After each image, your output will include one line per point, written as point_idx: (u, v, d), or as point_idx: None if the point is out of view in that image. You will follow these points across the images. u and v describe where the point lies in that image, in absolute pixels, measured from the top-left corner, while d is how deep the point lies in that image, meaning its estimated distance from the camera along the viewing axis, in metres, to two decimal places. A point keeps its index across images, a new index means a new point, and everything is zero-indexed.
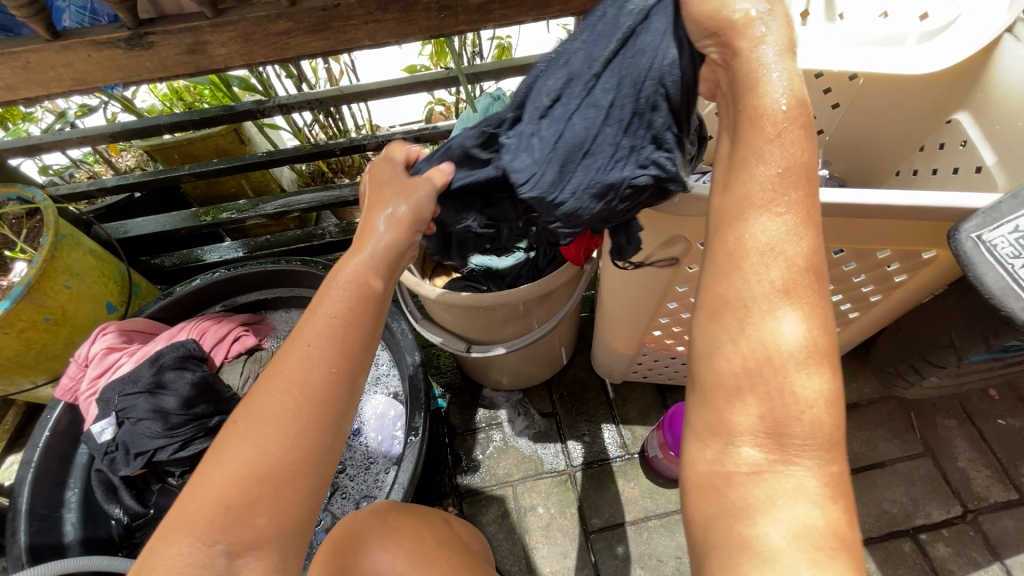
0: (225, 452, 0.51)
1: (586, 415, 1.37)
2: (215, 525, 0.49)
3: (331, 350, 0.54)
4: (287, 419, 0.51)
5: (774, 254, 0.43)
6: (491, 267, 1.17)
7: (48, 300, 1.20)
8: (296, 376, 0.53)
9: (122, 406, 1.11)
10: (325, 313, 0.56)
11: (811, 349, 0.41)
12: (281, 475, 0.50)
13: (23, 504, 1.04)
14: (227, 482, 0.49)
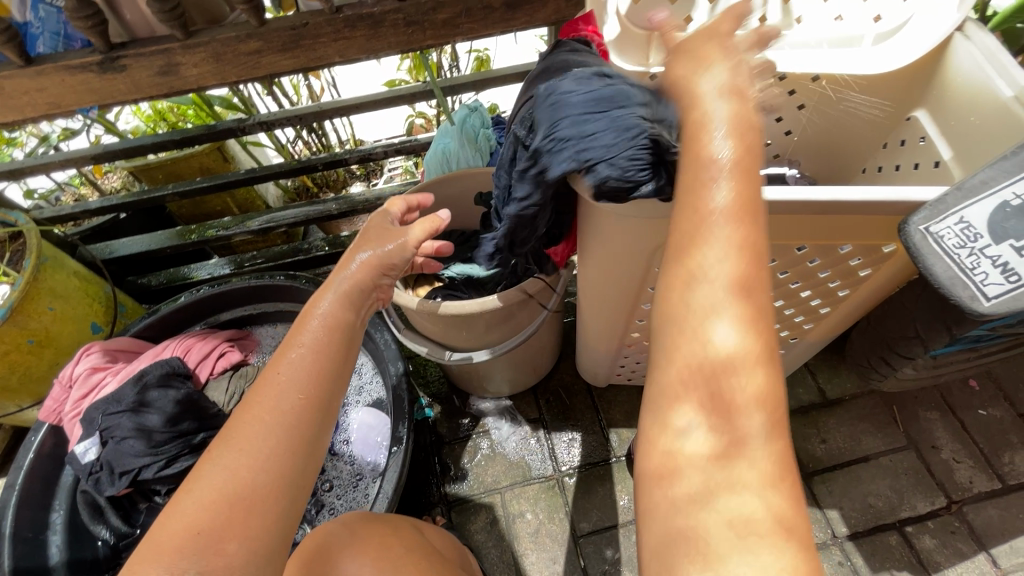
0: (197, 480, 0.53)
1: (572, 420, 1.38)
2: (186, 553, 0.49)
3: (301, 380, 0.59)
4: (259, 442, 0.54)
5: (714, 268, 0.44)
6: (472, 275, 1.21)
7: (32, 322, 1.21)
8: (270, 402, 0.57)
9: (105, 426, 1.10)
10: (301, 344, 0.62)
11: (747, 355, 0.43)
12: (251, 497, 0.52)
13: (7, 527, 1.04)
14: (199, 508, 0.51)
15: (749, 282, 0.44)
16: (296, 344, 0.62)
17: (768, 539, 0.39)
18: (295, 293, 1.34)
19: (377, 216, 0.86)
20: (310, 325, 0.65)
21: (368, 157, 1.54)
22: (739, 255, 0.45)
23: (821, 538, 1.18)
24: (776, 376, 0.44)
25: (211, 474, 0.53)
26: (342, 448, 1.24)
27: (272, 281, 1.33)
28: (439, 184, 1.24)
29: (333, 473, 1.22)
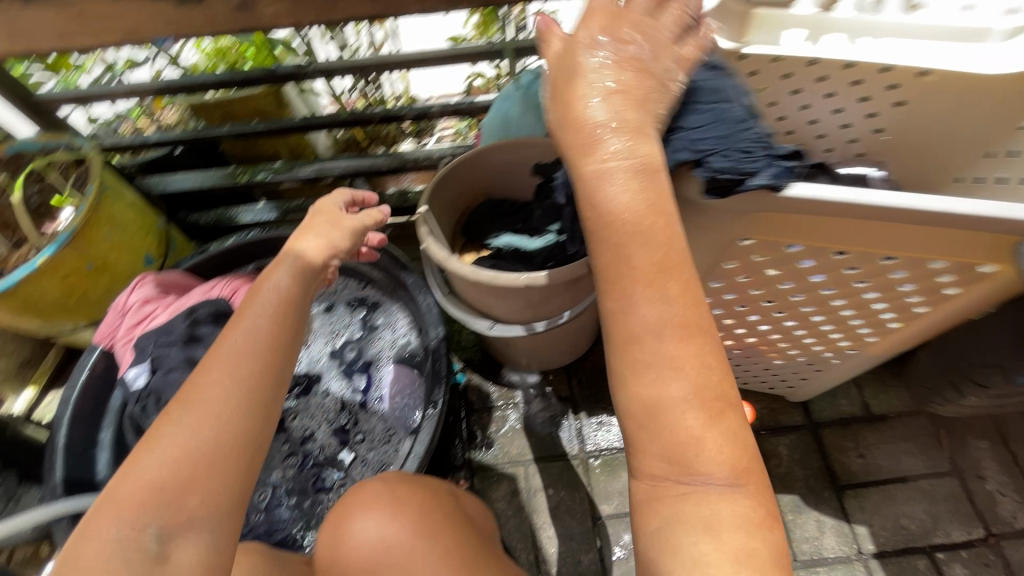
0: (153, 441, 0.56)
1: (603, 403, 1.36)
2: (148, 508, 0.53)
3: (254, 349, 0.63)
4: (212, 405, 0.57)
5: (652, 312, 0.51)
6: (520, 247, 1.21)
7: (91, 248, 1.24)
8: (225, 367, 0.61)
9: (158, 354, 1.15)
10: (256, 318, 0.66)
11: (689, 386, 0.50)
12: (209, 455, 0.56)
13: (60, 439, 1.10)
14: (163, 467, 0.54)
15: (678, 320, 0.51)
16: (250, 314, 0.67)
17: (742, 542, 0.46)
18: None
19: (323, 200, 0.95)
20: (263, 298, 0.70)
21: (424, 116, 1.50)
22: (656, 287, 0.52)
23: (845, 551, 1.16)
24: (722, 399, 0.50)
25: (169, 433, 0.56)
26: (375, 402, 1.26)
27: None
28: (495, 150, 1.21)
29: (366, 426, 1.24)
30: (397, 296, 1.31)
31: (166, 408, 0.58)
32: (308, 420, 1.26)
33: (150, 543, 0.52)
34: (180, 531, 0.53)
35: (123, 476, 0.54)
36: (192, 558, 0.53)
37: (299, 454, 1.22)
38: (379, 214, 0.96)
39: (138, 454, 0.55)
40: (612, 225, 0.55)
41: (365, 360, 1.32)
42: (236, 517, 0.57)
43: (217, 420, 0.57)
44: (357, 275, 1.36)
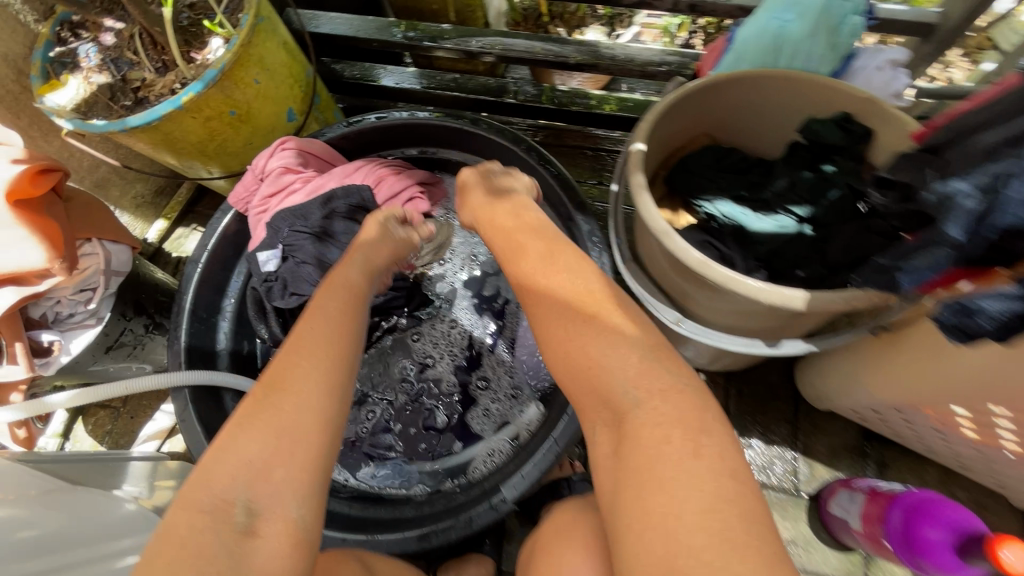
0: (244, 420, 0.62)
1: (761, 425, 1.11)
2: (236, 479, 0.57)
3: (332, 335, 0.71)
4: (287, 371, 0.65)
5: (639, 393, 0.59)
6: (743, 225, 0.91)
7: (237, 93, 1.08)
8: (304, 344, 0.69)
9: (290, 241, 1.06)
10: (332, 305, 0.76)
11: (674, 442, 0.54)
12: (285, 430, 0.61)
13: (187, 303, 1.03)
14: (253, 438, 0.60)
15: (660, 399, 0.58)
16: (325, 308, 0.75)
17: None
18: (506, 154, 1.11)
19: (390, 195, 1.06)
20: (341, 287, 0.82)
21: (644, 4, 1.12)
22: (638, 375, 0.60)
23: None
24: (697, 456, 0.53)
25: (254, 413, 0.62)
26: (505, 348, 1.11)
27: (485, 135, 1.09)
28: (743, 80, 0.89)
29: (490, 373, 1.10)
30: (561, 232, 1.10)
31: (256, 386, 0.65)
32: (431, 347, 1.13)
33: (238, 517, 0.55)
34: (261, 498, 0.57)
35: (220, 457, 0.59)
36: (277, 527, 0.56)
37: (416, 381, 1.11)
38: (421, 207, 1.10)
39: (230, 439, 0.61)
40: (597, 327, 0.65)
41: (503, 298, 1.15)
42: (311, 493, 0.60)
43: (298, 395, 0.63)
44: None
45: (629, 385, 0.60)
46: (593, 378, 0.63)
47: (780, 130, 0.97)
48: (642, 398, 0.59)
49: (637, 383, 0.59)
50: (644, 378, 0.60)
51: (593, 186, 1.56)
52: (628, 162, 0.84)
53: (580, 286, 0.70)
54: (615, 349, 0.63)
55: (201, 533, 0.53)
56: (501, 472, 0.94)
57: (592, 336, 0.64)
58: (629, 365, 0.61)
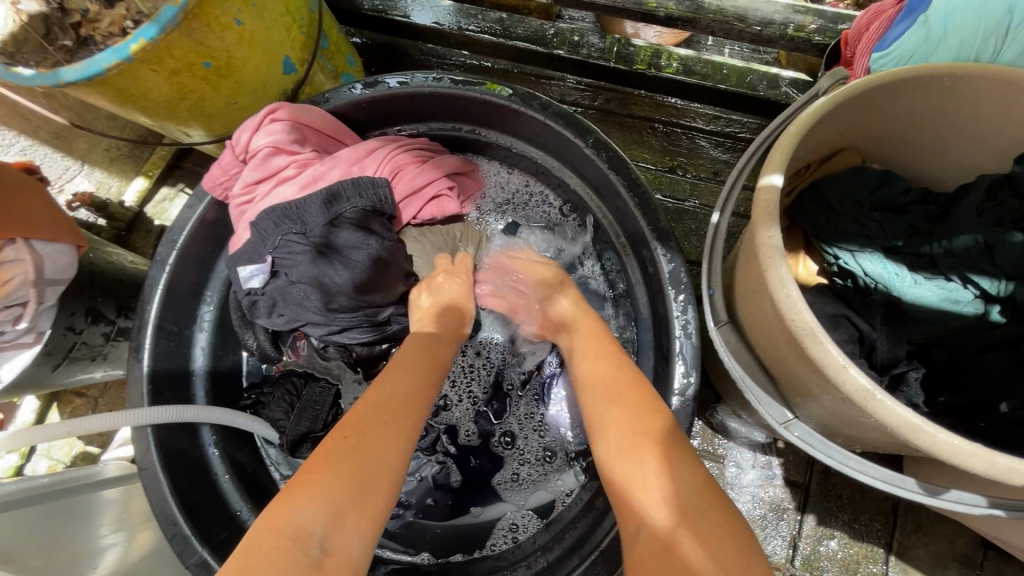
0: (333, 455, 0.54)
1: (848, 513, 0.90)
2: (328, 509, 0.50)
3: (420, 391, 0.67)
4: (385, 425, 0.59)
5: (676, 476, 0.52)
6: (890, 288, 0.66)
7: (211, 37, 0.80)
8: (406, 401, 0.64)
9: (282, 251, 0.82)
10: (418, 358, 0.72)
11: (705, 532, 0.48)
12: (369, 485, 0.53)
13: (150, 316, 0.81)
14: (344, 474, 0.52)
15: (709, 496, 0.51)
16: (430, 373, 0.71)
17: None
18: (563, 146, 0.83)
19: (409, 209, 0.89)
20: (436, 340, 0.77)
21: None
22: (679, 462, 0.54)
23: None
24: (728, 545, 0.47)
25: (345, 457, 0.54)
26: (540, 394, 0.91)
27: (538, 118, 0.81)
28: (940, 81, 0.59)
29: (521, 425, 0.91)
30: (631, 259, 0.84)
31: (345, 421, 0.59)
32: (448, 385, 0.92)
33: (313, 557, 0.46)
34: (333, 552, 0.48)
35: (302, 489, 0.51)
36: None
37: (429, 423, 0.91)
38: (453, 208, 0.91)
39: (321, 465, 0.53)
40: (637, 408, 0.60)
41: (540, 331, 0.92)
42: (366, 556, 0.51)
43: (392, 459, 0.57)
44: (562, 196, 0.94)
45: (694, 484, 0.52)
46: (637, 457, 0.55)
47: (968, 152, 0.68)
48: (706, 503, 0.50)
49: (685, 473, 0.53)
50: (708, 485, 0.52)
51: (661, 176, 1.17)
52: (754, 205, 0.56)
53: (622, 375, 0.65)
54: (673, 442, 0.56)
55: (276, 568, 0.44)
56: (530, 570, 0.77)
57: (646, 423, 0.58)
58: (694, 463, 0.54)
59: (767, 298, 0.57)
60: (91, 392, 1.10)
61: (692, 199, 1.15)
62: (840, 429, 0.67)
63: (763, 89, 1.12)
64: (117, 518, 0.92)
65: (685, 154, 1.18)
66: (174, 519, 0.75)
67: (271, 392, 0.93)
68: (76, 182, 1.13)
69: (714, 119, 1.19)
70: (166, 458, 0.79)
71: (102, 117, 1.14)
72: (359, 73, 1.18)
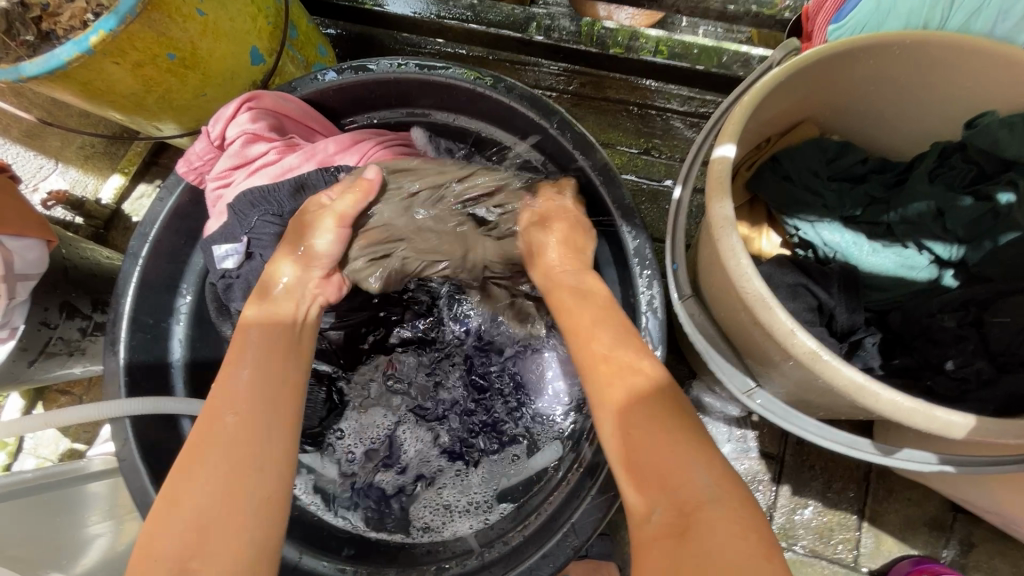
0: (166, 501, 0.56)
1: (823, 483, 0.92)
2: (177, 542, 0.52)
3: (249, 360, 0.65)
4: (204, 428, 0.59)
5: (687, 466, 0.52)
6: (849, 257, 0.68)
7: (172, 28, 0.80)
8: (219, 398, 0.61)
9: (257, 232, 0.83)
10: (250, 338, 0.68)
11: (694, 513, 0.49)
12: (198, 504, 0.54)
13: (126, 308, 0.82)
14: (188, 509, 0.54)
15: (724, 486, 0.51)
16: (253, 336, 0.68)
17: None
18: (530, 128, 0.84)
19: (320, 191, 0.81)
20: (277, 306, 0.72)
21: None
22: (687, 452, 0.53)
23: None
24: (721, 534, 0.47)
25: (179, 489, 0.55)
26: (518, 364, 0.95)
27: (503, 100, 0.81)
28: (891, 49, 0.59)
29: (505, 398, 0.94)
30: (598, 237, 0.86)
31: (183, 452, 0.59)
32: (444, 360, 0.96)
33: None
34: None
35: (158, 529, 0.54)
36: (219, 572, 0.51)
37: (419, 396, 0.94)
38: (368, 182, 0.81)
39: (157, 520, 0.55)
40: (642, 397, 0.58)
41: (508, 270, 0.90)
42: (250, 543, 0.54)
43: (240, 460, 0.57)
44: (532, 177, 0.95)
45: (708, 478, 0.51)
46: (655, 450, 0.54)
47: (921, 118, 0.69)
48: (719, 492, 0.50)
49: (694, 466, 0.52)
50: (727, 479, 0.51)
51: (635, 158, 1.18)
52: (707, 176, 0.57)
53: (627, 349, 0.63)
54: (690, 434, 0.55)
55: None
56: (507, 545, 0.77)
57: (642, 415, 0.57)
58: (707, 457, 0.53)
59: (722, 268, 0.58)
60: (76, 390, 1.11)
61: (667, 179, 1.16)
62: (802, 396, 0.68)
63: (736, 68, 1.11)
64: (104, 509, 0.93)
65: (660, 135, 1.19)
66: (154, 507, 0.76)
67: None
68: (51, 180, 1.12)
69: (689, 100, 1.19)
70: (146, 449, 0.80)
71: (75, 114, 1.14)
72: (331, 62, 1.18)
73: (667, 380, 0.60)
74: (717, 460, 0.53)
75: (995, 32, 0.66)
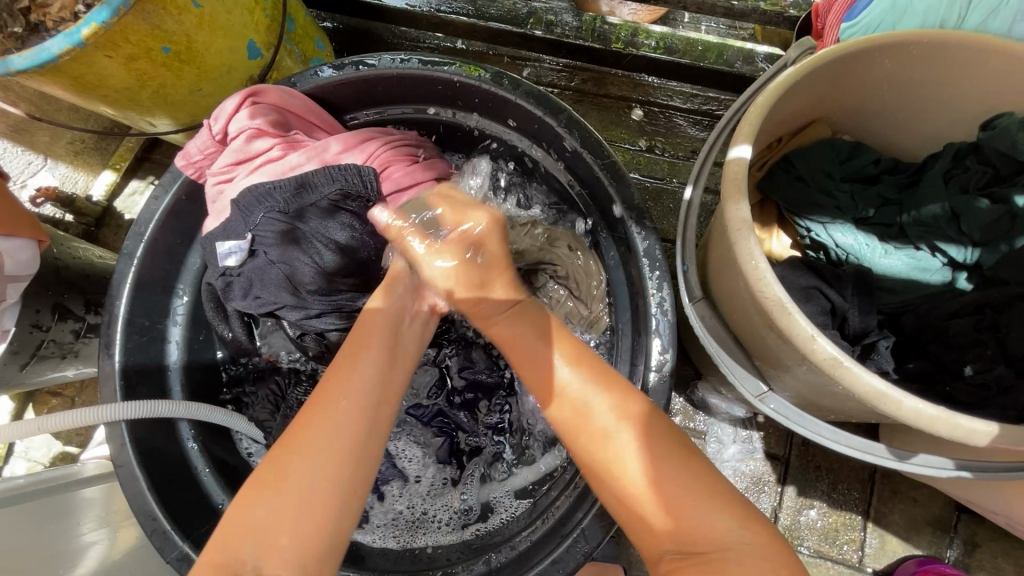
0: (270, 472, 0.55)
1: (828, 484, 0.92)
2: (279, 530, 0.52)
3: (363, 369, 0.63)
4: (320, 424, 0.57)
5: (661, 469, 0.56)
6: (860, 256, 0.68)
7: (166, 19, 0.77)
8: (338, 384, 0.61)
9: (262, 230, 0.80)
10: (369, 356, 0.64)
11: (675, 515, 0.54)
12: (309, 494, 0.53)
13: (120, 310, 0.79)
14: (306, 493, 0.54)
15: (704, 477, 0.55)
16: (358, 348, 0.65)
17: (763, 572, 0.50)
18: (536, 126, 0.82)
19: (259, 103, 0.82)
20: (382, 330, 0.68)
21: None
22: (662, 459, 0.56)
23: None
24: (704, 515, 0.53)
25: (295, 472, 0.54)
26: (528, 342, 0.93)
27: (508, 98, 0.79)
28: (906, 49, 0.58)
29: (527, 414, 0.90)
30: (606, 236, 0.84)
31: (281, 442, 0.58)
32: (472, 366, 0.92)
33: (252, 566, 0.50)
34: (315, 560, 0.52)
35: (249, 502, 0.54)
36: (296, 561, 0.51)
37: (433, 403, 0.92)
38: (286, 95, 0.82)
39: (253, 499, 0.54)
40: (588, 427, 0.60)
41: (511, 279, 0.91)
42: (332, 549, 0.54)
43: (348, 446, 0.56)
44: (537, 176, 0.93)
45: (684, 473, 0.55)
46: (636, 463, 0.57)
47: (933, 118, 0.68)
48: (705, 496, 0.54)
49: (677, 468, 0.55)
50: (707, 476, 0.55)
51: (638, 156, 1.15)
52: (722, 178, 0.55)
53: (575, 363, 0.65)
54: (661, 436, 0.58)
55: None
56: (514, 549, 0.76)
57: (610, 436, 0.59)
58: (672, 458, 0.56)
59: (737, 270, 0.57)
60: (67, 392, 1.08)
61: (671, 178, 1.14)
62: (811, 399, 0.68)
63: (740, 65, 1.11)
64: (99, 515, 0.91)
65: (663, 133, 1.17)
66: (153, 514, 0.74)
67: (262, 396, 0.93)
68: (39, 176, 1.09)
69: (692, 97, 1.17)
70: (143, 454, 0.78)
71: (63, 109, 1.10)
72: (329, 57, 1.15)
73: (619, 394, 0.62)
74: (686, 456, 0.57)
75: (1013, 33, 0.66)
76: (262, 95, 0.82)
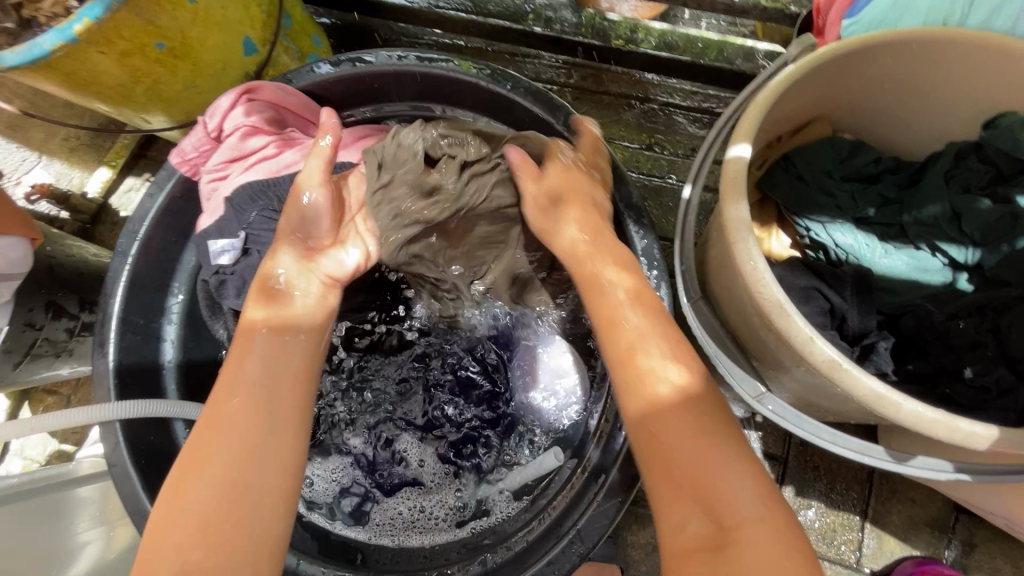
0: (172, 499, 0.53)
1: (827, 485, 0.91)
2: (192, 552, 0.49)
3: (257, 375, 0.59)
4: (218, 440, 0.55)
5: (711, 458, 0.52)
6: (859, 256, 0.67)
7: (160, 15, 0.76)
8: (223, 394, 0.58)
9: (255, 229, 0.81)
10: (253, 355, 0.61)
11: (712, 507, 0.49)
12: (217, 517, 0.51)
13: (114, 308, 0.79)
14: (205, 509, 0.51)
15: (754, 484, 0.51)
16: (243, 350, 0.62)
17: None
18: (534, 124, 0.81)
19: (254, 100, 0.82)
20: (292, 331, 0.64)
21: None
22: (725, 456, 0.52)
23: None
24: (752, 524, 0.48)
25: (198, 492, 0.52)
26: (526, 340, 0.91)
27: (505, 95, 0.79)
28: (909, 46, 0.58)
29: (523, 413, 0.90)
30: None
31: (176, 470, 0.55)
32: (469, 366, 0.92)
33: None
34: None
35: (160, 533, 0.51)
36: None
37: (425, 402, 0.91)
38: (283, 92, 0.81)
39: (160, 530, 0.51)
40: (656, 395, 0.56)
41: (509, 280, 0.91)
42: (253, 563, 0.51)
43: (246, 458, 0.54)
44: None
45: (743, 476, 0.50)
46: (702, 443, 0.52)
47: (931, 117, 0.68)
48: (763, 510, 0.49)
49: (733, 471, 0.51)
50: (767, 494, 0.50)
51: (637, 154, 1.14)
52: (721, 177, 0.55)
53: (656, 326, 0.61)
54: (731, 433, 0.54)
55: None
56: (512, 549, 0.76)
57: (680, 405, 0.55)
58: (731, 453, 0.52)
59: (736, 270, 0.56)
60: (63, 390, 1.07)
61: (670, 175, 1.14)
62: (809, 400, 0.67)
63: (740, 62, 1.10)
64: (94, 514, 0.90)
65: (662, 130, 1.16)
66: (147, 515, 0.74)
67: None
68: (34, 173, 1.08)
69: (692, 94, 1.16)
70: (137, 454, 0.77)
71: (58, 105, 1.10)
72: (326, 53, 1.14)
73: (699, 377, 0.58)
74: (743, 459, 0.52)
75: (1016, 30, 0.64)
76: (257, 90, 0.81)
